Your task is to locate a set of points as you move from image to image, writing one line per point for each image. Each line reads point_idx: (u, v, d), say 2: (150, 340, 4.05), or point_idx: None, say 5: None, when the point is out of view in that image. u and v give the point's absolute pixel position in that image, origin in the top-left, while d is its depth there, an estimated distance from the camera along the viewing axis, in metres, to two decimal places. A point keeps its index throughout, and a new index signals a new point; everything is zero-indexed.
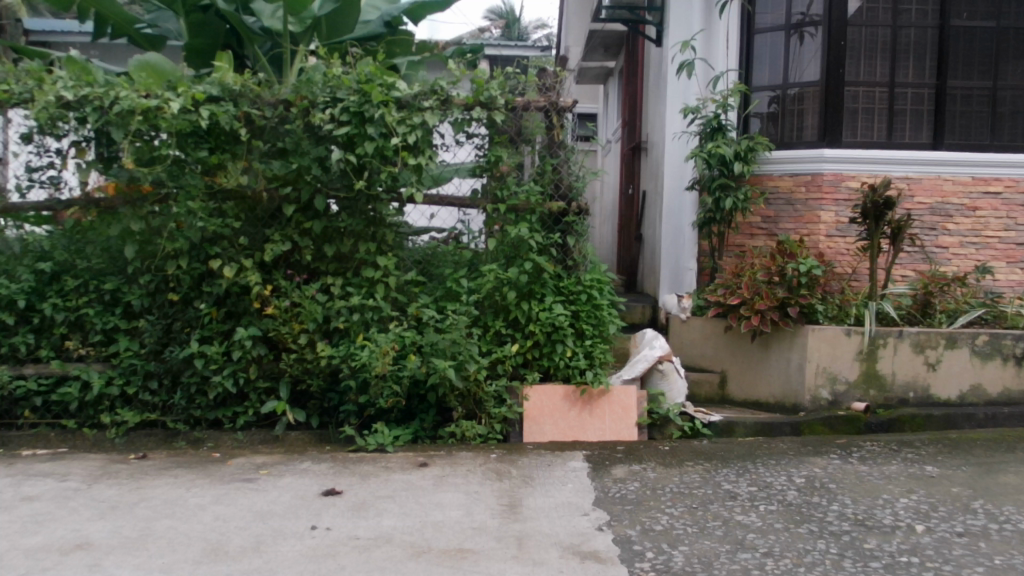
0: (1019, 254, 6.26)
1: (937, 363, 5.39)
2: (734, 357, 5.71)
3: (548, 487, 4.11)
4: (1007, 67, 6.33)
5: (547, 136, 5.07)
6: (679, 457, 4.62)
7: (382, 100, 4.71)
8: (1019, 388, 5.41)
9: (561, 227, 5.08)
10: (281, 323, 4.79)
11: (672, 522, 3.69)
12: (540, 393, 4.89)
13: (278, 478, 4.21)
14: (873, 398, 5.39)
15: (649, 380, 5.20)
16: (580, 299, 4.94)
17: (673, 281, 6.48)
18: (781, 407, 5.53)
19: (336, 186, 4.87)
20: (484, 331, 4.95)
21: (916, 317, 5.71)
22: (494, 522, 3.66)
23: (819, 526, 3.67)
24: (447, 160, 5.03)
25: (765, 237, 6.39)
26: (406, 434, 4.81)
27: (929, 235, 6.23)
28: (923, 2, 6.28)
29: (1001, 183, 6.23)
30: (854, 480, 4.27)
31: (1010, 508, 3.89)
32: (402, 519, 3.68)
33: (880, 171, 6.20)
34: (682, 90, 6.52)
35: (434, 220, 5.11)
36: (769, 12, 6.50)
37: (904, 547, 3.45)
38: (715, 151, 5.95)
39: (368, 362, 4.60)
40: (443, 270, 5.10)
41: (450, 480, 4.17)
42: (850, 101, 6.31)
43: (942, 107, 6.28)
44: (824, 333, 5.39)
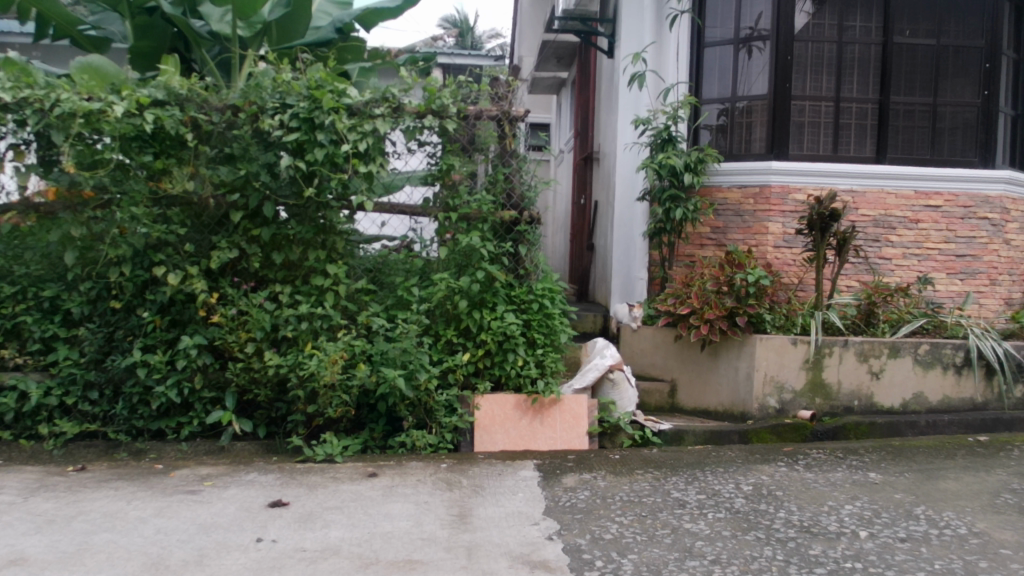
0: (958, 266, 6.44)
1: (881, 372, 5.50)
2: (684, 365, 5.79)
3: (499, 496, 4.09)
4: (947, 84, 6.50)
5: (499, 145, 5.08)
6: (629, 465, 4.64)
7: (333, 107, 4.68)
8: (957, 397, 5.57)
9: (513, 236, 5.09)
10: (228, 332, 4.69)
11: (621, 531, 3.70)
12: (491, 402, 4.88)
13: (223, 489, 4.13)
14: (819, 405, 5.49)
15: (600, 390, 5.22)
16: (532, 308, 4.95)
17: (624, 291, 6.53)
18: (730, 415, 5.59)
19: (285, 194, 4.80)
20: (435, 340, 4.94)
21: (860, 326, 5.83)
22: (443, 532, 3.63)
23: (766, 533, 3.71)
24: (399, 168, 5.00)
25: (714, 247, 6.47)
26: (356, 444, 4.74)
27: (873, 246, 6.38)
28: (866, 19, 6.44)
29: (942, 197, 6.40)
30: (799, 487, 4.34)
31: (950, 513, 3.98)
32: (350, 530, 3.63)
33: (826, 184, 6.32)
34: (633, 102, 6.62)
35: (386, 228, 5.09)
36: (718, 26, 6.61)
37: (848, 553, 3.50)
38: (666, 162, 6.01)
39: (316, 371, 4.53)
40: (394, 279, 5.07)
41: (399, 490, 4.12)
42: (796, 115, 6.43)
43: (885, 122, 6.44)
44: (772, 343, 5.46)
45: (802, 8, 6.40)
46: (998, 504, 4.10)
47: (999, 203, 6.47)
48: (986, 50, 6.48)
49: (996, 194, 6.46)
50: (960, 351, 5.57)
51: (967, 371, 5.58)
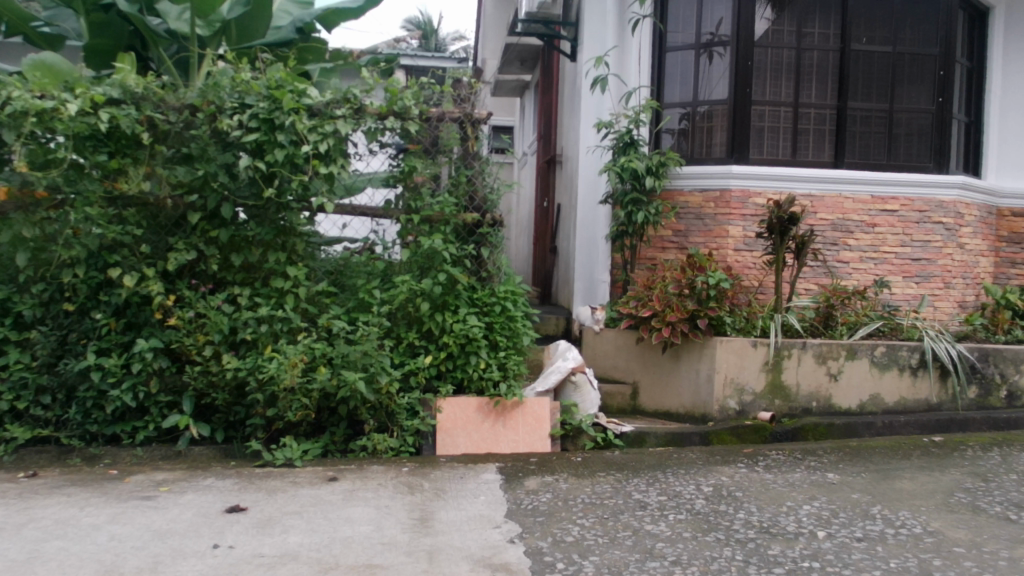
0: (914, 269, 6.56)
1: (839, 373, 5.58)
2: (645, 368, 5.82)
3: (461, 500, 4.07)
4: (902, 91, 6.63)
5: (462, 147, 5.07)
6: (591, 468, 4.65)
7: (293, 107, 4.65)
8: (913, 398, 5.67)
9: (475, 239, 5.07)
10: (185, 335, 4.64)
11: (583, 533, 3.71)
12: (453, 405, 4.86)
13: (179, 495, 4.06)
14: (779, 407, 5.55)
15: (562, 393, 5.23)
16: (494, 311, 4.94)
17: (587, 293, 6.55)
18: (691, 417, 5.63)
19: (244, 195, 4.75)
20: (396, 343, 4.91)
21: (819, 329, 5.90)
22: (404, 536, 3.61)
23: (725, 534, 3.74)
24: (360, 169, 4.96)
25: (675, 250, 6.52)
26: (316, 448, 4.70)
27: (831, 250, 6.47)
28: (825, 26, 6.53)
29: (898, 201, 6.52)
30: (758, 488, 4.38)
31: (905, 513, 4.04)
32: (310, 535, 3.59)
33: (785, 189, 6.41)
34: (595, 106, 6.63)
35: (347, 230, 5.06)
36: (680, 30, 6.66)
37: (806, 552, 3.54)
38: (628, 165, 6.04)
39: (276, 375, 4.49)
40: (356, 281, 5.02)
41: (360, 494, 4.09)
42: (756, 119, 6.50)
43: (843, 127, 6.54)
44: (731, 345, 5.51)
45: (762, 14, 6.47)
46: (951, 503, 4.18)
47: (952, 207, 6.61)
48: (940, 58, 6.61)
49: (950, 199, 6.60)
50: (916, 353, 5.67)
51: (923, 373, 5.68)
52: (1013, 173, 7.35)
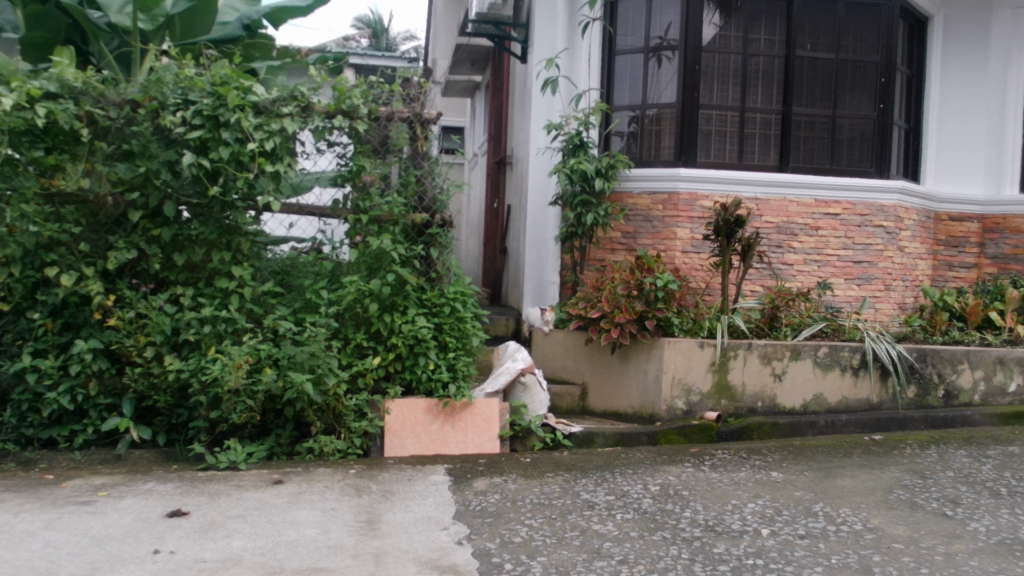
0: (856, 272, 6.71)
1: (783, 374, 5.68)
2: (594, 369, 5.85)
3: (408, 502, 4.04)
4: (845, 97, 6.78)
5: (411, 147, 5.05)
6: (540, 468, 4.66)
7: (238, 104, 4.58)
8: (855, 398, 5.80)
9: (424, 239, 5.04)
10: (125, 336, 4.53)
11: (531, 534, 3.71)
12: (401, 407, 4.82)
13: (119, 499, 3.96)
14: (725, 407, 5.62)
15: (512, 393, 5.23)
16: (443, 312, 4.93)
17: (537, 294, 6.56)
18: (639, 417, 5.65)
19: (187, 193, 4.67)
20: (344, 344, 4.85)
21: (764, 330, 6.00)
22: (350, 540, 3.57)
23: (671, 533, 3.77)
24: (307, 169, 4.92)
25: (624, 252, 6.58)
26: (260, 451, 4.63)
27: (776, 252, 6.58)
28: (770, 33, 6.64)
29: (840, 205, 6.66)
30: (704, 487, 4.43)
31: (846, 510, 4.13)
32: (254, 540, 3.53)
33: (732, 192, 6.50)
34: (546, 107, 6.63)
35: (293, 230, 5.01)
36: (630, 34, 6.72)
37: (750, 550, 3.59)
38: (577, 167, 6.07)
39: (220, 376, 4.39)
40: (303, 281, 4.99)
41: (306, 497, 4.04)
42: (704, 123, 6.59)
43: (788, 132, 6.66)
44: (679, 346, 5.56)
45: (711, 19, 6.56)
46: (890, 500, 4.28)
47: (892, 211, 6.78)
48: (882, 65, 6.78)
49: (891, 203, 6.77)
50: (857, 353, 5.80)
51: (864, 373, 5.81)
52: (951, 179, 7.57)
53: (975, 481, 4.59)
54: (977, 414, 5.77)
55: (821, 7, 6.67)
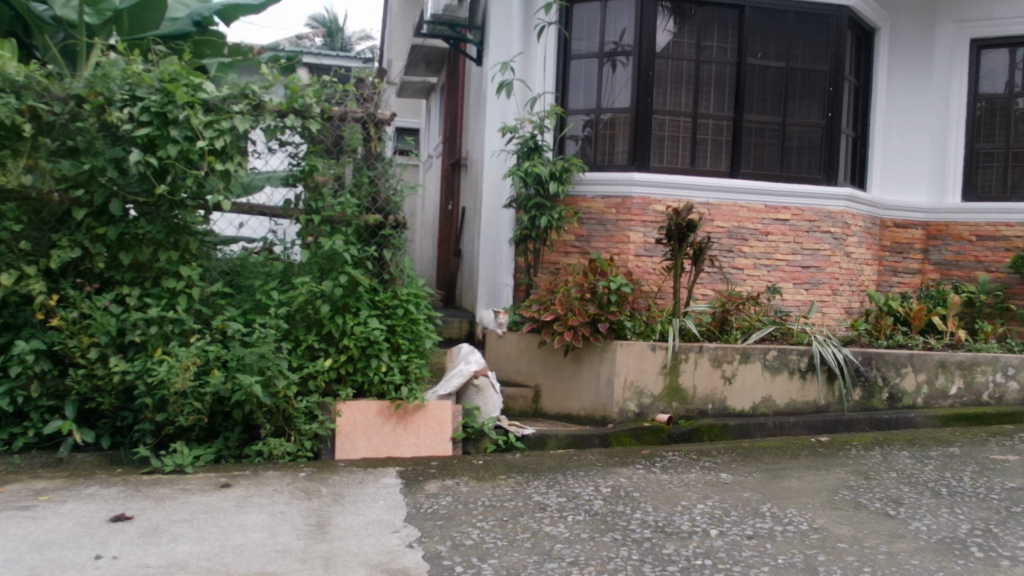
0: (804, 277, 6.83)
1: (733, 377, 5.76)
2: (547, 371, 5.86)
3: (359, 504, 4.01)
4: (795, 105, 6.91)
5: (365, 148, 5.02)
6: (492, 471, 4.66)
7: (187, 101, 4.51)
8: (802, 401, 5.90)
9: (377, 240, 5.00)
10: (69, 336, 4.45)
11: (482, 536, 3.70)
12: (353, 409, 4.78)
13: (60, 504, 3.86)
14: (676, 409, 5.68)
15: (464, 395, 5.23)
16: (396, 313, 4.88)
17: (491, 297, 6.57)
18: (591, 420, 5.68)
19: (134, 190, 4.59)
20: (295, 345, 4.79)
21: (715, 333, 6.09)
22: (299, 543, 3.53)
23: (622, 534, 3.80)
24: (258, 168, 4.88)
25: (578, 255, 6.59)
26: (208, 454, 4.55)
27: (727, 256, 6.67)
28: (723, 40, 6.74)
29: (789, 211, 6.78)
30: (655, 488, 4.47)
31: (793, 510, 4.20)
32: (199, 544, 3.47)
33: (684, 197, 6.57)
34: (501, 110, 6.65)
35: (244, 230, 4.98)
36: (585, 39, 6.78)
37: (699, 551, 3.64)
38: (531, 170, 6.10)
39: (166, 378, 4.31)
40: (253, 282, 4.93)
41: (254, 501, 3.98)
42: (657, 128, 6.66)
43: (739, 138, 6.76)
44: (631, 349, 5.61)
45: (665, 26, 6.64)
46: (836, 500, 4.37)
47: (840, 218, 6.93)
48: (830, 75, 6.90)
49: (838, 210, 6.92)
50: (805, 356, 5.90)
51: (811, 376, 5.92)
52: (896, 187, 7.74)
53: (918, 481, 4.70)
54: (920, 416, 5.91)
55: (772, 16, 6.78)
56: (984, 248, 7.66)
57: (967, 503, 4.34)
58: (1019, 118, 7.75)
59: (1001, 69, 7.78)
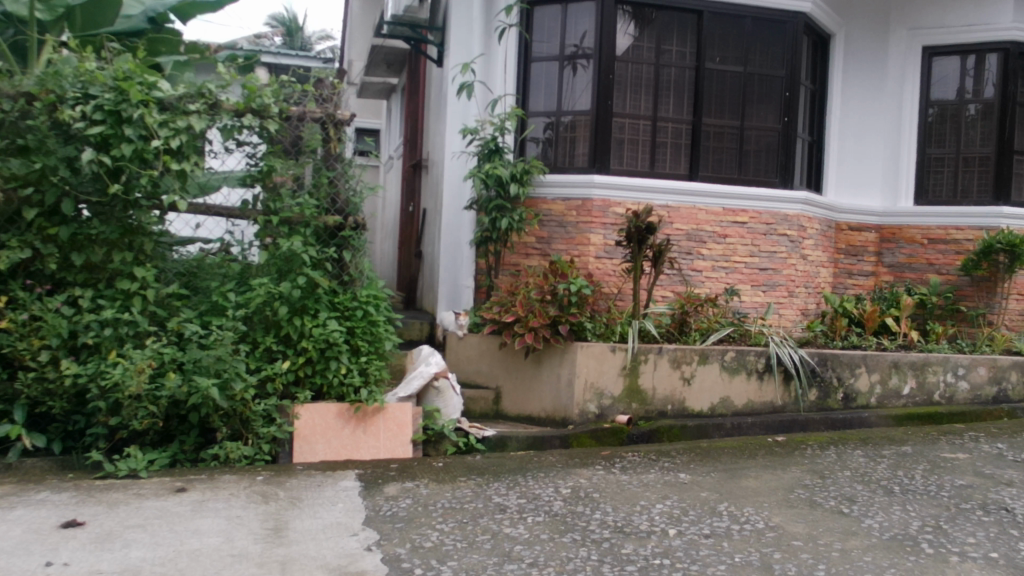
0: (761, 279, 6.92)
1: (691, 378, 5.82)
2: (508, 373, 5.86)
3: (317, 508, 3.98)
4: (752, 109, 7.00)
5: (324, 148, 4.98)
6: (452, 473, 4.65)
7: (141, 100, 4.45)
8: (760, 401, 5.98)
9: (336, 242, 4.97)
10: (17, 339, 4.35)
11: (442, 539, 3.69)
12: (311, 412, 4.74)
13: (8, 510, 3.78)
14: (635, 410, 5.72)
15: (424, 398, 5.21)
16: (355, 315, 4.85)
17: (451, 298, 6.56)
18: (552, 421, 5.70)
19: (86, 190, 4.52)
20: (253, 348, 4.74)
21: (673, 334, 6.16)
22: (256, 548, 3.49)
23: (582, 535, 3.82)
24: (215, 168, 4.82)
25: (539, 257, 6.61)
26: (162, 458, 4.48)
27: (686, 258, 6.74)
28: (682, 45, 6.81)
29: (747, 214, 6.87)
30: (615, 488, 4.50)
31: (750, 509, 4.26)
32: (154, 549, 3.42)
33: (643, 199, 6.62)
34: (461, 111, 6.65)
35: (200, 230, 4.94)
36: (545, 41, 6.80)
37: (657, 550, 3.67)
38: (492, 172, 6.11)
39: (121, 381, 4.24)
40: (209, 284, 4.87)
41: (209, 505, 3.93)
42: (617, 131, 6.71)
43: (697, 142, 6.84)
44: (591, 350, 5.64)
45: (626, 30, 6.69)
46: (791, 499, 4.43)
47: (796, 221, 7.03)
48: (786, 80, 7.00)
49: (794, 213, 7.02)
50: (762, 357, 5.98)
51: (768, 376, 6.00)
52: (850, 191, 7.89)
53: (871, 480, 4.78)
54: (873, 416, 6.02)
55: (729, 21, 6.87)
56: (935, 251, 7.81)
57: (918, 500, 4.43)
58: (970, 124, 7.92)
59: (952, 76, 7.96)
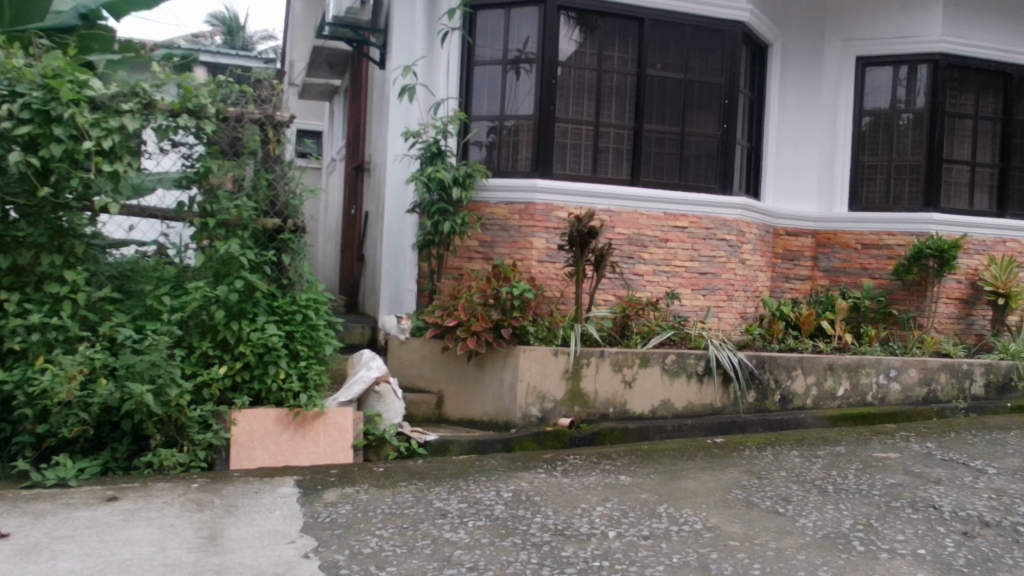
0: (701, 283, 7.03)
1: (633, 381, 5.88)
2: (450, 376, 5.86)
3: (254, 515, 3.91)
4: (692, 116, 7.11)
5: (263, 150, 4.91)
6: (393, 478, 4.62)
7: (72, 99, 4.36)
8: (699, 403, 6.07)
9: (276, 244, 4.90)
10: None
11: (381, 544, 3.67)
12: (250, 418, 4.66)
13: None
14: (578, 413, 5.75)
15: (365, 402, 5.16)
16: (295, 319, 4.79)
17: (393, 302, 6.53)
18: (494, 425, 5.71)
19: (14, 191, 4.40)
20: (188, 353, 4.65)
21: (616, 338, 6.22)
22: (189, 557, 3.42)
23: (522, 538, 3.82)
24: (149, 169, 4.71)
25: (481, 260, 6.61)
26: (93, 466, 4.39)
27: (628, 262, 6.81)
28: (623, 51, 6.89)
29: (687, 219, 6.97)
30: (556, 491, 4.53)
31: (688, 510, 4.31)
32: (83, 560, 3.33)
33: (586, 204, 6.66)
34: (403, 114, 6.63)
35: (134, 232, 4.84)
36: (488, 45, 6.81)
37: (597, 552, 3.69)
38: (435, 175, 6.12)
39: (49, 388, 4.14)
40: (144, 287, 4.74)
41: (142, 514, 3.84)
42: (560, 136, 6.76)
43: (639, 147, 6.92)
44: (534, 354, 5.65)
45: (570, 35, 6.74)
46: (728, 499, 4.50)
47: (734, 226, 7.16)
48: (725, 87, 7.12)
49: (733, 218, 7.15)
50: (702, 360, 6.08)
51: (708, 379, 6.10)
52: (787, 197, 8.06)
53: (806, 480, 4.89)
54: (809, 417, 6.16)
55: (670, 28, 6.96)
56: (869, 256, 8.02)
57: (850, 499, 4.54)
58: (901, 133, 8.17)
59: (884, 86, 8.19)
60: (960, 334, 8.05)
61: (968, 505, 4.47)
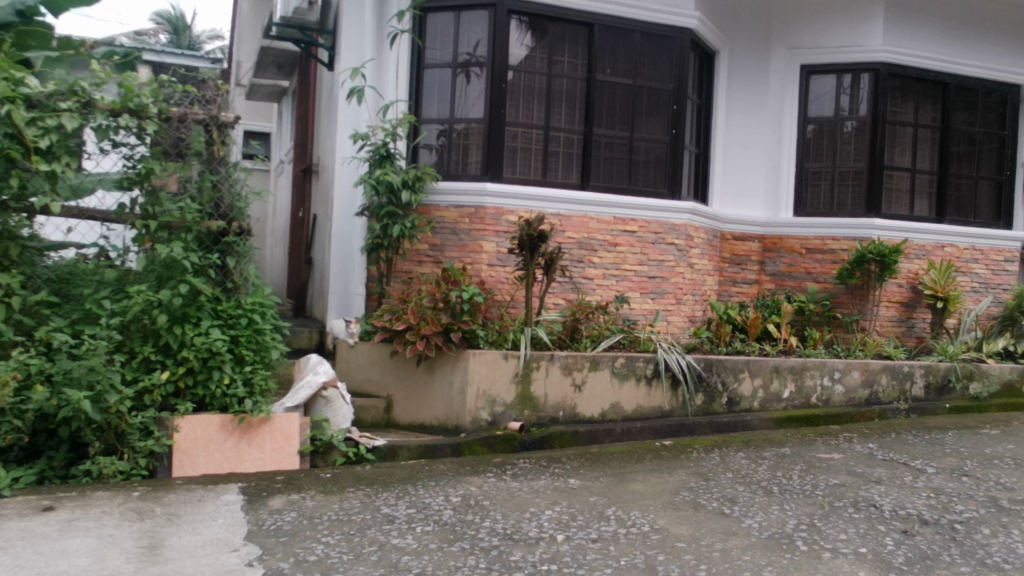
0: (650, 287, 7.09)
1: (583, 384, 5.90)
2: (399, 381, 5.82)
3: (196, 524, 3.83)
4: (641, 121, 7.17)
5: (206, 151, 4.81)
6: (341, 483, 4.57)
7: (9, 96, 4.28)
8: (648, 406, 6.11)
9: (220, 247, 4.82)
10: None
11: (327, 551, 3.62)
12: (193, 424, 4.55)
13: None
14: (528, 417, 5.75)
15: (313, 407, 5.10)
16: (239, 323, 4.72)
17: (342, 306, 6.47)
18: (443, 429, 5.66)
19: None
20: (128, 358, 4.54)
21: (565, 342, 6.24)
22: (127, 567, 3.34)
23: (470, 543, 3.81)
24: (89, 169, 4.61)
25: (431, 264, 6.59)
26: (28, 475, 4.26)
27: (578, 266, 6.84)
28: (573, 56, 6.92)
29: (636, 223, 7.03)
30: (505, 495, 4.52)
31: (635, 512, 4.35)
32: (14, 573, 3.23)
33: (535, 207, 6.68)
34: (352, 116, 6.59)
35: (72, 234, 4.79)
36: (438, 48, 6.79)
37: (545, 556, 3.69)
38: (384, 178, 6.07)
39: None
40: (83, 290, 4.65)
41: (78, 524, 3.73)
42: (510, 140, 6.76)
43: (589, 152, 6.96)
44: (484, 357, 5.64)
45: (521, 40, 6.76)
46: (676, 501, 4.54)
47: (683, 230, 7.24)
48: (674, 93, 7.20)
49: (681, 222, 7.22)
50: (651, 363, 6.13)
51: (657, 382, 6.14)
52: (734, 202, 8.18)
53: (752, 481, 4.96)
54: (756, 419, 6.25)
55: (619, 34, 7.02)
56: (813, 260, 8.18)
57: (794, 500, 4.62)
58: (845, 140, 8.34)
59: (828, 94, 8.37)
60: (902, 337, 8.25)
61: (908, 504, 4.58)
